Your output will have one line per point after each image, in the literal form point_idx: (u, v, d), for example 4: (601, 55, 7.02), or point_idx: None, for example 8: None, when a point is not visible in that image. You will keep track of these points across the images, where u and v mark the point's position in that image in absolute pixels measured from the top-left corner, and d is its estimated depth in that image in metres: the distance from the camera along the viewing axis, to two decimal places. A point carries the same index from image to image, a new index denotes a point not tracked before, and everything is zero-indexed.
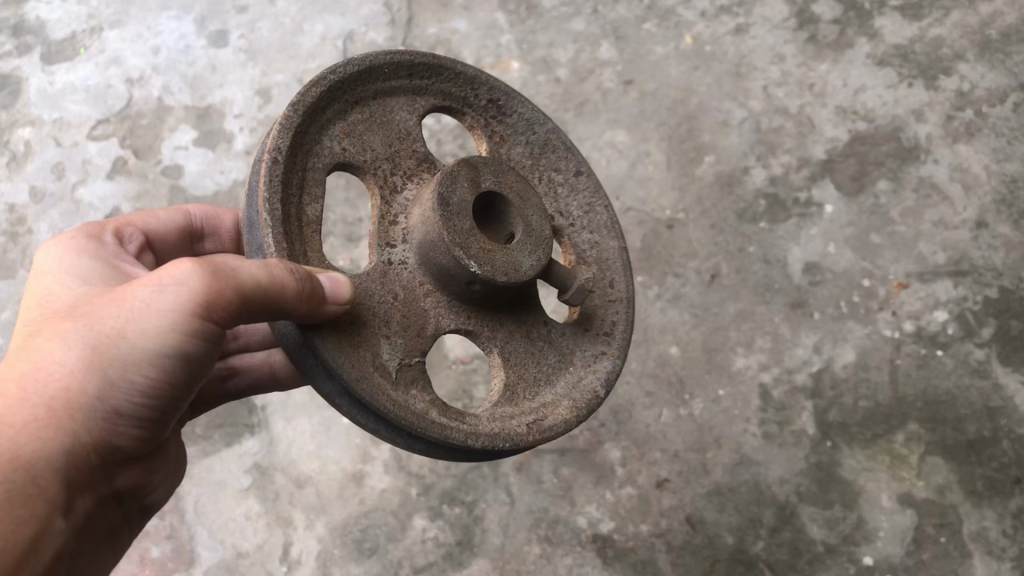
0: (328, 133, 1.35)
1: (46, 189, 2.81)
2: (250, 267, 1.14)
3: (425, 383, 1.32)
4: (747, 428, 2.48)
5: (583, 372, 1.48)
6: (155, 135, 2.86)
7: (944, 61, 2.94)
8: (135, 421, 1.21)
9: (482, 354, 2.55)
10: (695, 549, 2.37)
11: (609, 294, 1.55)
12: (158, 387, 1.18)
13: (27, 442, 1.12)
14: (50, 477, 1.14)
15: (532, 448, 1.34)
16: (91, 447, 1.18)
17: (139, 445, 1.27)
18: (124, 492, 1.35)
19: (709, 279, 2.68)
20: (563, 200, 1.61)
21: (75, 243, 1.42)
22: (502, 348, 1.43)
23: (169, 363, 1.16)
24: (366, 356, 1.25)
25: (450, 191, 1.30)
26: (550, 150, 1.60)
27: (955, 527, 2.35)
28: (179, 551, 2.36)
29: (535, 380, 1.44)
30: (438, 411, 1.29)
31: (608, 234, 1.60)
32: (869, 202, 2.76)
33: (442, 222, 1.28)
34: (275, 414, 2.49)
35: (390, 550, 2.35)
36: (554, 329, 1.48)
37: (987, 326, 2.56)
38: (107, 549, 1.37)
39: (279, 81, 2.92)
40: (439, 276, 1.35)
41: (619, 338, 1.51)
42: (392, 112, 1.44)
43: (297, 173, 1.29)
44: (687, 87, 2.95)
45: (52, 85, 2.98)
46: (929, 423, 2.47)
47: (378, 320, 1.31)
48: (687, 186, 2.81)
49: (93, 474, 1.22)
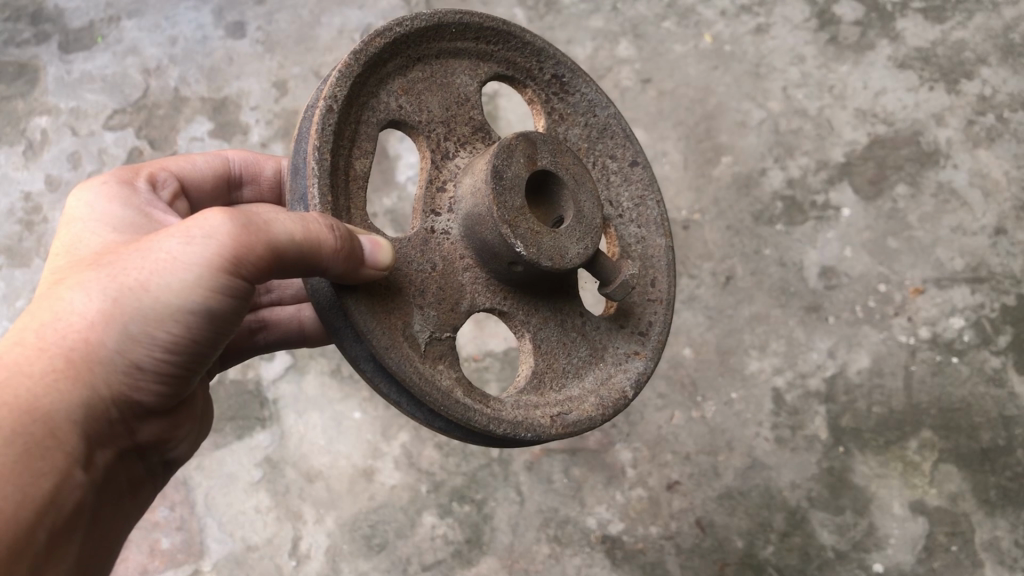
0: (386, 88, 1.33)
1: (62, 177, 2.82)
2: (284, 221, 1.12)
3: (452, 360, 1.31)
4: (759, 431, 2.47)
5: (613, 370, 1.46)
6: (171, 125, 2.87)
7: (967, 65, 2.92)
8: (155, 374, 1.20)
9: (495, 352, 2.56)
10: (705, 552, 2.36)
11: (650, 293, 1.53)
12: (181, 341, 1.17)
13: (45, 393, 1.10)
14: (69, 429, 1.13)
15: (554, 440, 1.33)
16: (111, 400, 1.18)
17: (159, 399, 1.26)
18: (144, 446, 1.34)
19: (723, 281, 2.66)
20: (615, 188, 1.58)
21: (109, 189, 1.42)
22: (534, 333, 1.42)
23: (193, 318, 1.14)
24: (397, 325, 1.24)
25: (505, 164, 1.28)
26: (607, 136, 1.59)
27: (967, 536, 2.34)
28: (189, 543, 2.36)
29: (564, 372, 1.42)
30: (463, 390, 1.28)
31: (656, 231, 1.57)
32: (887, 206, 2.74)
33: (494, 196, 1.26)
34: (286, 407, 2.49)
35: (399, 547, 2.35)
36: (590, 321, 1.47)
37: (1004, 333, 2.54)
38: (131, 503, 1.37)
39: (297, 74, 2.92)
40: (482, 251, 1.34)
41: (653, 341, 1.50)
42: (453, 75, 1.42)
43: (350, 124, 1.27)
44: (706, 87, 2.93)
45: (69, 74, 2.97)
46: (943, 431, 2.45)
47: (414, 289, 1.29)
48: (704, 186, 2.79)
49: (113, 428, 1.22)
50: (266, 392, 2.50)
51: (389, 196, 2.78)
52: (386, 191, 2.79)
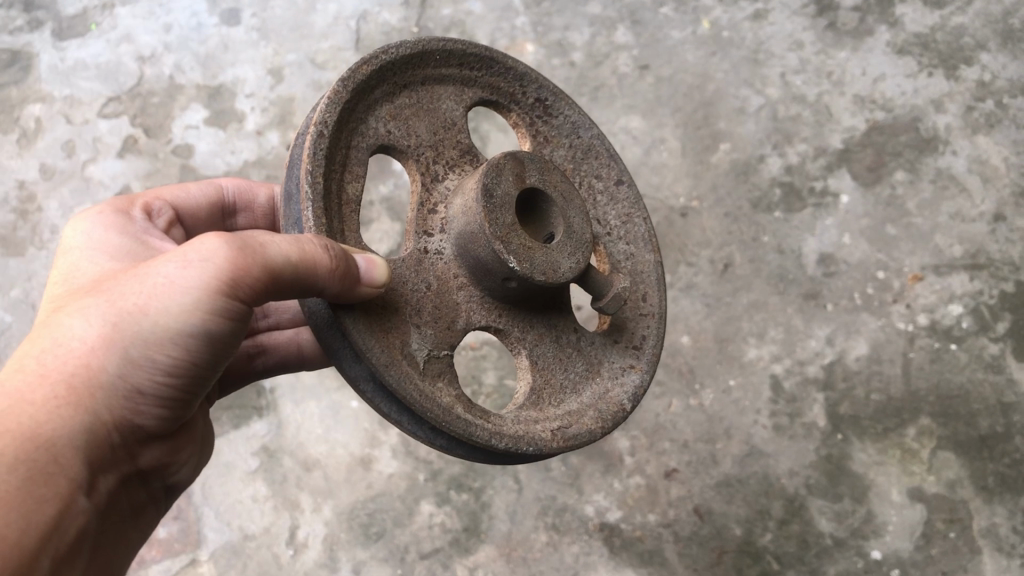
0: (374, 114, 1.32)
1: (57, 165, 2.80)
2: (280, 243, 1.11)
3: (451, 378, 1.30)
4: (757, 419, 2.46)
5: (610, 384, 1.45)
6: (166, 113, 2.85)
7: (966, 50, 2.91)
8: (157, 399, 1.19)
9: (493, 341, 2.55)
10: (703, 540, 2.35)
11: (642, 307, 1.52)
12: (182, 365, 1.16)
13: (47, 420, 1.09)
14: (72, 456, 1.11)
15: (554, 455, 1.31)
16: (113, 425, 1.16)
17: (162, 423, 1.25)
18: (146, 471, 1.33)
19: (721, 269, 2.65)
20: (601, 208, 1.57)
21: (105, 217, 1.41)
22: (530, 350, 1.41)
23: (194, 341, 1.13)
24: (395, 345, 1.22)
25: (496, 183, 1.27)
26: (592, 155, 1.58)
27: (965, 523, 2.33)
28: (186, 532, 2.35)
29: (561, 387, 1.41)
30: (463, 408, 1.27)
31: (645, 247, 1.57)
32: (886, 192, 2.73)
33: (486, 214, 1.25)
34: (283, 396, 2.49)
35: (397, 536, 2.34)
36: (585, 337, 1.46)
37: (1003, 320, 2.53)
38: (132, 527, 1.36)
39: (292, 61, 2.90)
40: (475, 269, 1.32)
41: (648, 354, 1.49)
42: (440, 100, 1.41)
43: (340, 150, 1.26)
44: (704, 73, 2.92)
45: (63, 62, 2.95)
46: (941, 418, 2.45)
47: (411, 309, 1.28)
48: (702, 173, 2.78)
49: (115, 454, 1.21)
50: (263, 381, 2.50)
51: (385, 184, 2.77)
52: (383, 179, 2.78)
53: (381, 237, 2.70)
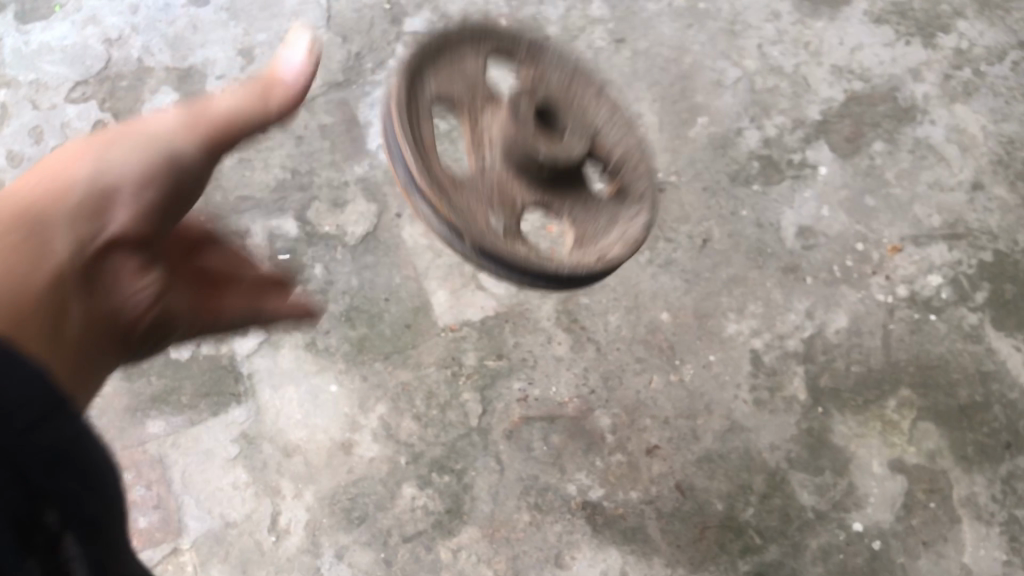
0: (425, 76, 1.54)
1: (24, 153, 2.73)
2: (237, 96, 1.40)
3: (527, 243, 1.49)
4: (737, 394, 2.46)
5: (630, 220, 1.69)
6: (135, 97, 2.81)
7: (943, 18, 2.92)
8: (152, 199, 1.32)
9: (472, 322, 2.54)
10: (685, 516, 2.35)
11: (638, 171, 1.78)
12: (165, 182, 1.33)
13: (49, 189, 1.21)
14: (69, 201, 1.21)
15: (602, 275, 1.52)
16: (113, 205, 1.27)
17: (154, 234, 1.34)
18: (148, 311, 1.36)
19: (700, 244, 2.63)
20: (595, 115, 1.79)
21: None
22: (569, 213, 1.65)
23: (168, 160, 1.33)
24: (481, 212, 1.46)
25: (518, 103, 1.64)
26: (579, 76, 1.79)
27: (945, 493, 2.34)
28: (166, 521, 2.34)
29: (596, 233, 1.63)
30: (536, 252, 1.47)
31: (625, 132, 1.80)
32: (864, 163, 2.71)
33: (516, 123, 1.58)
34: (261, 381, 2.47)
35: (379, 519, 2.34)
36: (603, 199, 1.71)
37: (981, 290, 2.54)
38: (137, 360, 1.32)
39: (262, 40, 2.89)
40: (520, 163, 1.58)
41: (646, 198, 1.75)
42: (466, 62, 1.64)
43: (413, 101, 1.47)
44: (681, 46, 2.89)
45: (27, 45, 2.91)
46: (921, 389, 2.45)
47: (484, 195, 1.50)
48: (680, 148, 2.75)
49: (118, 238, 1.27)
50: (240, 366, 2.48)
51: (360, 164, 2.74)
52: (357, 159, 2.75)
53: (356, 219, 2.67)
